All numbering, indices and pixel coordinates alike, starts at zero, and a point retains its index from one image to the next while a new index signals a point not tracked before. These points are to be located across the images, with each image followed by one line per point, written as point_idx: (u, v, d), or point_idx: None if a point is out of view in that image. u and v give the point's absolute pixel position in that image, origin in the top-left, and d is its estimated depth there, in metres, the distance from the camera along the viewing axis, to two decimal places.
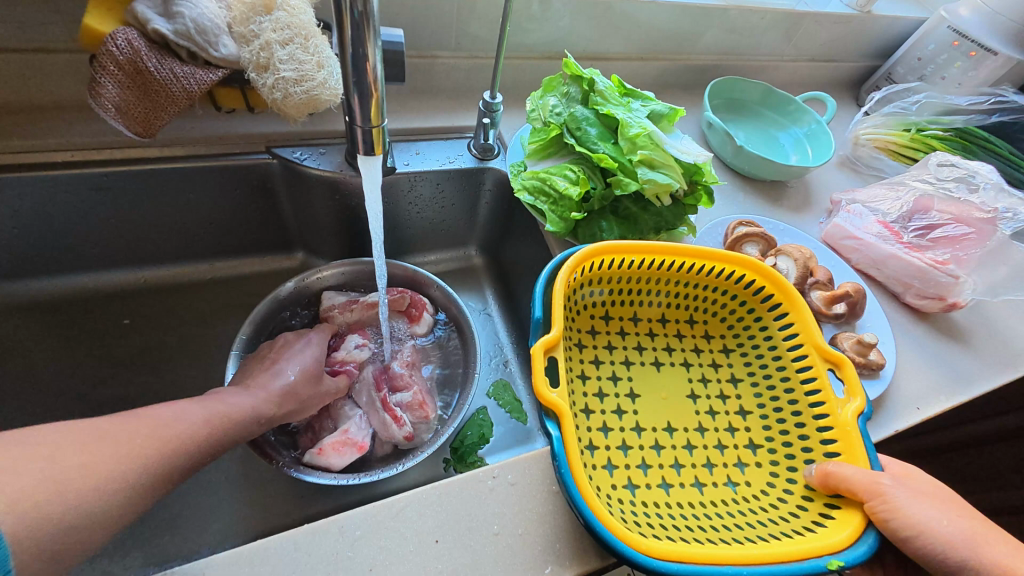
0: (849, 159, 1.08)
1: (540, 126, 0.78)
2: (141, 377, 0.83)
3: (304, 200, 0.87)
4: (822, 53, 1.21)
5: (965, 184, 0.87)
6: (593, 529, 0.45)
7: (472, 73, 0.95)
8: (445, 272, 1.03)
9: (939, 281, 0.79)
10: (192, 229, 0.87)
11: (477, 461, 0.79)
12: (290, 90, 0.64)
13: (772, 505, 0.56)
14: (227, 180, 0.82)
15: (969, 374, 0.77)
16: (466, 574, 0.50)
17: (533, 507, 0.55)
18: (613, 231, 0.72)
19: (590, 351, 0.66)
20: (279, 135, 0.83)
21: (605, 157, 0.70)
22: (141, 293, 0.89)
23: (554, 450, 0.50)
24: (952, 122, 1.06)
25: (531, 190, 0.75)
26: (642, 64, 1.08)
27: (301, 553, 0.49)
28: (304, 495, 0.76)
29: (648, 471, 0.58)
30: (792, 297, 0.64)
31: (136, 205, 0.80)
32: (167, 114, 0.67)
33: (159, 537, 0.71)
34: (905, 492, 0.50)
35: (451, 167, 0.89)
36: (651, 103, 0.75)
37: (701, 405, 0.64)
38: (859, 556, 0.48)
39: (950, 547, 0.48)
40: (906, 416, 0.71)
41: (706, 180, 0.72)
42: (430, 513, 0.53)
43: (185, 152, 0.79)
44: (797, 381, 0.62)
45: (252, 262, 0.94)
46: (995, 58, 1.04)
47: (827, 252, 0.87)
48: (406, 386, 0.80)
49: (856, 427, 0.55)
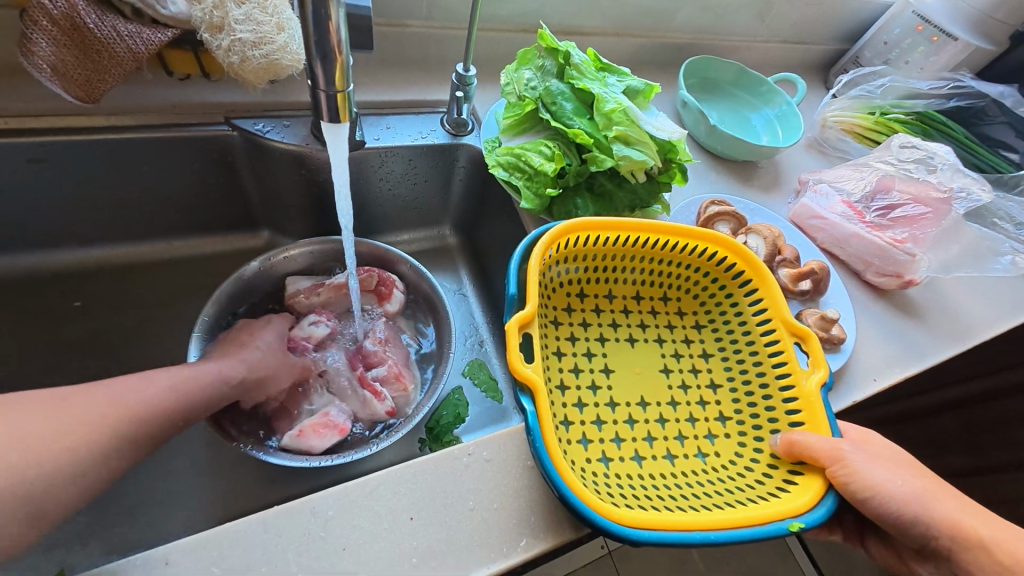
0: (817, 141, 1.11)
1: (514, 100, 0.76)
2: (95, 361, 0.79)
3: (268, 176, 0.83)
4: (794, 35, 1.22)
5: (923, 165, 0.90)
6: (567, 500, 0.46)
7: (444, 44, 0.92)
8: (419, 252, 1.01)
9: (897, 259, 0.82)
10: (145, 205, 0.82)
11: (453, 440, 0.79)
12: (247, 53, 0.60)
13: (739, 474, 0.58)
14: (183, 152, 0.77)
15: (922, 347, 0.81)
16: (441, 549, 0.50)
17: (508, 482, 0.55)
18: (588, 208, 0.72)
19: (566, 328, 0.66)
20: (239, 105, 0.79)
21: (580, 133, 0.69)
22: (92, 273, 0.84)
23: (529, 425, 0.50)
24: (913, 106, 1.10)
25: (506, 166, 0.74)
26: (618, 40, 1.06)
27: (271, 534, 0.48)
28: (275, 479, 0.74)
29: (622, 445, 0.59)
30: (762, 273, 0.66)
31: (81, 179, 0.75)
32: (112, 77, 0.63)
33: (121, 526, 0.69)
34: (863, 455, 0.52)
35: (424, 142, 0.86)
36: (627, 79, 0.74)
37: (674, 380, 0.66)
38: (819, 518, 0.50)
39: (903, 505, 0.51)
40: (863, 387, 0.74)
41: (681, 157, 0.72)
42: (404, 491, 0.52)
43: (135, 122, 0.74)
44: (765, 355, 0.64)
45: (214, 241, 0.90)
46: (956, 43, 1.07)
47: (794, 231, 0.90)
48: (381, 361, 0.79)
49: (819, 397, 0.57)
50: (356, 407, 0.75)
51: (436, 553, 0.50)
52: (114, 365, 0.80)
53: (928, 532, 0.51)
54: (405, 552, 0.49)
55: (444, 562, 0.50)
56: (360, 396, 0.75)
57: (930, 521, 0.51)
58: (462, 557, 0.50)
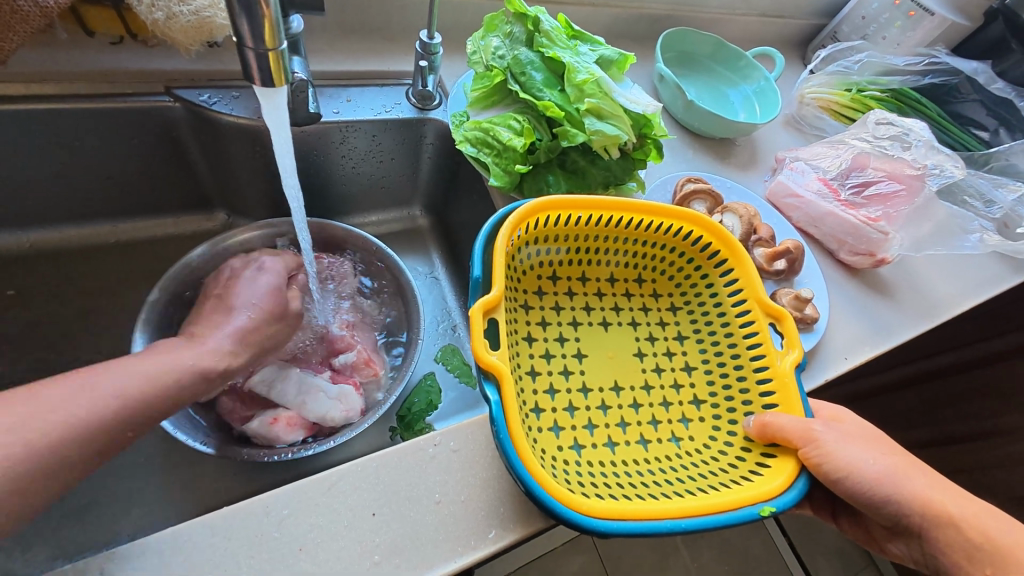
0: (794, 118, 1.09)
1: (482, 70, 0.71)
2: (35, 355, 0.74)
3: (217, 152, 0.77)
4: (773, 8, 1.19)
5: (899, 142, 0.89)
6: (534, 494, 0.44)
7: (408, 11, 0.86)
8: (388, 234, 0.97)
9: (870, 237, 0.82)
10: (81, 185, 0.75)
11: (426, 428, 0.76)
12: (174, 9, 0.54)
13: (713, 458, 0.57)
14: (120, 125, 0.70)
15: (892, 325, 0.82)
16: (405, 545, 0.48)
17: (475, 473, 0.53)
18: (560, 186, 0.69)
19: (537, 313, 0.64)
20: (180, 74, 0.72)
21: (551, 105, 0.65)
22: (25, 259, 0.77)
23: (494, 416, 0.47)
24: (889, 83, 1.09)
25: (474, 142, 0.70)
26: (593, 11, 1.02)
27: (220, 538, 0.45)
28: (235, 474, 0.71)
29: (594, 432, 0.57)
30: (737, 252, 0.64)
31: (3, 154, 0.68)
32: (19, 37, 0.56)
33: (69, 528, 0.65)
34: (836, 435, 0.52)
35: (387, 117, 0.81)
36: (600, 48, 0.70)
37: (648, 363, 0.64)
38: (790, 501, 0.50)
39: (875, 483, 0.51)
40: (835, 366, 0.74)
41: (656, 132, 0.69)
42: (366, 486, 0.50)
43: (62, 91, 0.67)
44: (739, 337, 0.63)
45: (164, 223, 0.84)
46: (932, 18, 1.06)
47: (770, 210, 0.88)
48: (349, 346, 0.76)
49: (793, 377, 0.56)
50: (322, 411, 0.69)
51: (399, 550, 0.48)
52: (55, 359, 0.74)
53: (899, 509, 0.51)
54: (366, 549, 0.47)
55: (408, 558, 0.48)
56: (326, 398, 0.69)
57: (900, 498, 0.51)
58: (427, 552, 0.48)
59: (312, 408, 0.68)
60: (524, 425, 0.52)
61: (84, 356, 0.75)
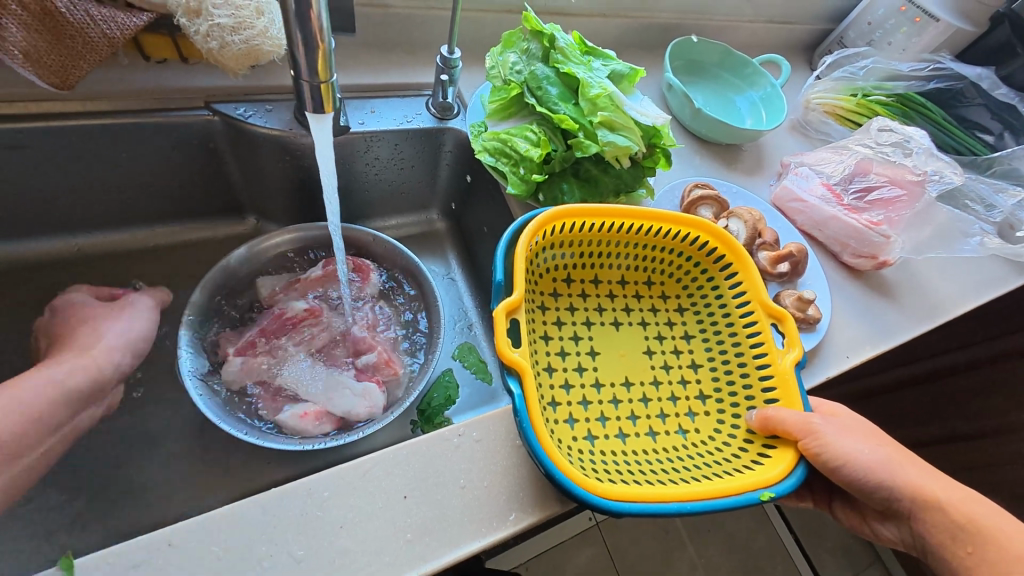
0: (800, 123, 1.12)
1: (500, 84, 0.76)
2: None
3: (251, 161, 0.82)
4: (780, 15, 1.22)
5: (900, 148, 0.93)
6: (553, 477, 0.48)
7: (428, 25, 0.90)
8: (407, 237, 1.01)
9: (872, 241, 0.85)
10: (126, 192, 0.80)
11: (444, 421, 0.81)
12: (227, 39, 0.59)
13: (718, 449, 0.61)
14: (163, 138, 0.76)
15: (892, 325, 0.85)
16: (435, 525, 0.53)
17: (497, 461, 0.57)
18: (574, 194, 0.73)
19: (552, 313, 0.68)
20: (219, 90, 0.77)
21: (566, 118, 0.69)
22: (74, 262, 0.82)
23: (516, 407, 0.52)
24: (894, 88, 1.11)
25: (492, 151, 0.74)
26: (604, 22, 1.06)
27: (269, 516, 0.50)
28: (269, 462, 0.76)
29: (607, 424, 0.62)
30: (741, 256, 0.68)
31: (58, 165, 0.73)
32: (88, 64, 0.62)
33: (119, 510, 0.70)
34: (833, 427, 0.56)
35: (409, 127, 0.86)
36: (612, 63, 0.74)
37: (656, 361, 0.68)
38: (790, 487, 0.54)
39: (871, 471, 0.55)
40: (837, 364, 0.78)
41: (665, 142, 0.73)
42: (398, 472, 0.54)
43: (113, 107, 0.72)
44: (743, 336, 0.67)
45: (199, 228, 0.89)
46: (937, 24, 1.08)
47: (775, 214, 0.92)
48: (370, 347, 0.80)
49: (793, 374, 0.60)
50: (347, 406, 0.74)
51: (429, 530, 0.52)
52: None
53: (892, 496, 0.55)
54: (399, 529, 0.52)
55: (436, 537, 0.52)
56: (351, 394, 0.74)
57: (893, 485, 0.55)
58: (454, 533, 0.53)
59: (338, 403, 0.74)
60: (543, 416, 0.56)
61: None
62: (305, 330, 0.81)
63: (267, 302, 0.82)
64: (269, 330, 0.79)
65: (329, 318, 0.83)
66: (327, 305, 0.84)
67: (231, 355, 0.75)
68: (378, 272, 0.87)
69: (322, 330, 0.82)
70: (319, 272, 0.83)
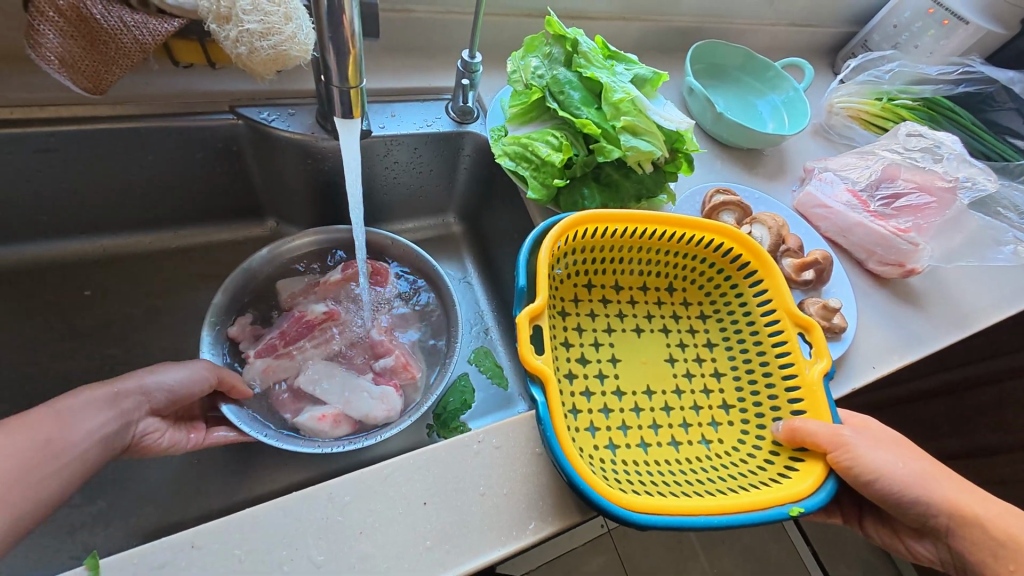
0: (823, 128, 1.10)
1: (521, 88, 0.75)
2: (107, 350, 0.80)
3: (273, 164, 0.83)
4: (802, 18, 1.20)
5: (930, 154, 0.90)
6: (577, 487, 0.48)
7: (449, 29, 0.91)
8: (424, 240, 1.01)
9: (900, 248, 0.83)
10: (151, 194, 0.82)
11: (460, 426, 0.80)
12: (255, 44, 0.59)
13: (742, 460, 0.59)
14: (188, 142, 0.77)
15: (921, 335, 0.82)
16: (454, 532, 0.52)
17: (516, 468, 0.57)
18: (595, 199, 0.72)
19: (573, 319, 0.67)
20: (244, 94, 0.79)
21: (588, 123, 0.69)
22: (99, 262, 0.84)
23: (540, 415, 0.52)
24: (921, 92, 1.09)
25: (513, 156, 0.74)
26: (624, 25, 1.05)
27: (291, 519, 0.50)
28: (286, 464, 0.76)
29: (628, 432, 0.61)
30: (767, 263, 0.67)
31: (85, 167, 0.74)
32: (119, 69, 0.64)
33: (140, 509, 0.71)
34: (864, 440, 0.54)
35: (429, 131, 0.86)
36: (635, 67, 0.74)
37: (678, 368, 0.67)
38: (819, 502, 0.52)
39: (904, 486, 0.53)
40: (863, 374, 0.76)
41: (688, 147, 0.72)
42: (418, 478, 0.54)
43: (139, 111, 0.74)
44: (768, 345, 0.65)
45: (220, 230, 0.90)
46: (966, 27, 1.06)
47: (798, 220, 0.90)
48: (388, 351, 0.81)
49: (821, 386, 0.59)
50: (365, 409, 0.73)
51: (448, 536, 0.52)
52: (124, 354, 0.80)
53: (928, 512, 0.54)
54: (419, 535, 0.51)
55: (456, 544, 0.52)
56: (369, 397, 0.74)
57: (931, 501, 0.53)
58: (474, 539, 0.52)
59: (357, 406, 0.74)
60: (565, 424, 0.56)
61: (150, 351, 0.82)
62: (324, 332, 0.81)
63: (287, 304, 0.83)
64: (289, 333, 0.79)
65: (347, 320, 0.84)
66: (346, 307, 0.85)
67: (250, 358, 0.76)
68: (396, 275, 0.87)
69: (341, 333, 0.82)
70: (338, 275, 0.84)
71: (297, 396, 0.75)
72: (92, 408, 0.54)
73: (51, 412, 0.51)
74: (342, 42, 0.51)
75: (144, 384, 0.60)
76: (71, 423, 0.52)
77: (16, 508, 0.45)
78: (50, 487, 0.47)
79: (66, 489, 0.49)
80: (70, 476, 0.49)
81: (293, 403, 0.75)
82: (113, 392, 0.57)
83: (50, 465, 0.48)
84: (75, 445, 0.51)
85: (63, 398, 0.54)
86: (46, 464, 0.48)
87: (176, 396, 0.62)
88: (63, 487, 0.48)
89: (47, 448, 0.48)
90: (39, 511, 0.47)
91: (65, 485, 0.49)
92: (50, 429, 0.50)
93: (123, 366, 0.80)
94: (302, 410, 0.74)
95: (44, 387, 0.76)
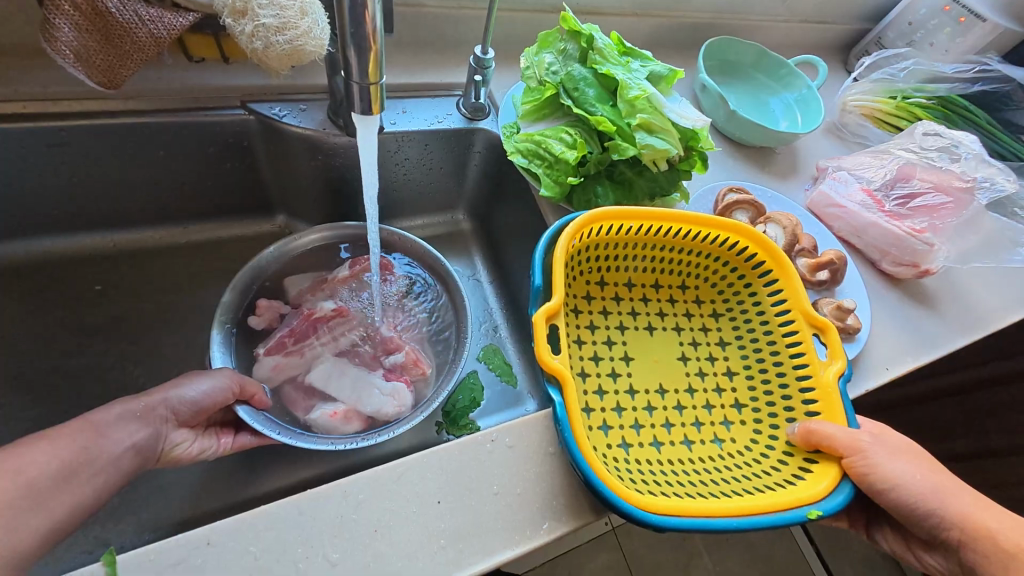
0: (836, 126, 1.09)
1: (534, 85, 0.75)
2: (119, 344, 0.80)
3: (284, 159, 0.83)
4: (816, 14, 1.19)
5: (947, 154, 0.90)
6: (594, 488, 0.47)
7: (462, 25, 0.90)
8: (433, 236, 1.01)
9: (915, 249, 0.82)
10: (163, 190, 0.82)
11: (469, 423, 0.81)
12: (272, 39, 0.59)
13: (755, 461, 0.59)
14: (200, 137, 0.77)
15: (935, 337, 0.82)
16: (467, 531, 0.52)
17: (530, 468, 0.56)
18: (609, 196, 0.72)
19: (586, 316, 0.67)
20: (256, 90, 0.79)
21: (603, 120, 0.68)
22: (109, 258, 0.84)
23: (556, 415, 0.52)
24: (936, 90, 1.07)
25: (526, 153, 0.73)
26: (637, 20, 1.04)
27: (306, 517, 0.50)
28: (296, 462, 0.75)
29: (640, 431, 0.60)
30: (783, 263, 0.66)
31: (97, 162, 0.74)
32: (134, 63, 0.64)
33: (151, 505, 0.71)
34: (882, 447, 0.54)
35: (440, 127, 0.85)
36: (651, 64, 0.73)
37: (691, 367, 0.67)
38: (836, 506, 0.52)
39: (920, 497, 0.53)
40: (876, 376, 0.75)
41: (702, 145, 0.71)
42: (432, 476, 0.54)
43: (152, 106, 0.73)
44: (783, 345, 0.65)
45: (230, 226, 0.89)
46: (983, 25, 1.04)
47: (811, 220, 0.89)
48: (398, 347, 0.81)
49: (837, 387, 0.58)
50: (376, 405, 0.73)
51: (463, 536, 0.52)
52: (135, 349, 0.80)
53: (941, 524, 0.53)
54: (433, 534, 0.51)
55: (470, 543, 0.52)
56: (380, 393, 0.74)
57: (945, 514, 0.53)
58: (487, 539, 0.52)
59: (368, 403, 0.74)
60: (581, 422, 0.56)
61: (161, 347, 0.82)
62: (332, 329, 0.80)
63: (294, 302, 0.82)
64: (298, 330, 0.79)
65: (355, 316, 0.83)
66: (354, 304, 0.84)
67: (260, 355, 0.76)
68: (404, 273, 0.87)
69: (349, 330, 0.82)
70: (345, 273, 0.83)
71: (308, 395, 0.75)
72: (118, 418, 0.55)
73: (85, 424, 0.52)
74: (363, 38, 0.50)
75: (169, 396, 0.60)
76: (103, 430, 0.53)
77: (52, 511, 0.46)
78: (85, 491, 0.49)
79: (100, 494, 0.50)
80: (103, 481, 0.51)
81: (304, 401, 0.75)
82: (143, 406, 0.57)
83: (87, 471, 0.50)
84: (108, 450, 0.52)
85: (96, 411, 0.55)
86: (74, 470, 0.49)
87: (200, 407, 0.61)
88: (96, 491, 0.50)
89: (83, 454, 0.50)
90: (76, 514, 0.48)
91: (98, 490, 0.50)
92: (86, 437, 0.51)
93: (134, 361, 0.80)
94: (314, 407, 0.74)
95: (54, 382, 0.76)
